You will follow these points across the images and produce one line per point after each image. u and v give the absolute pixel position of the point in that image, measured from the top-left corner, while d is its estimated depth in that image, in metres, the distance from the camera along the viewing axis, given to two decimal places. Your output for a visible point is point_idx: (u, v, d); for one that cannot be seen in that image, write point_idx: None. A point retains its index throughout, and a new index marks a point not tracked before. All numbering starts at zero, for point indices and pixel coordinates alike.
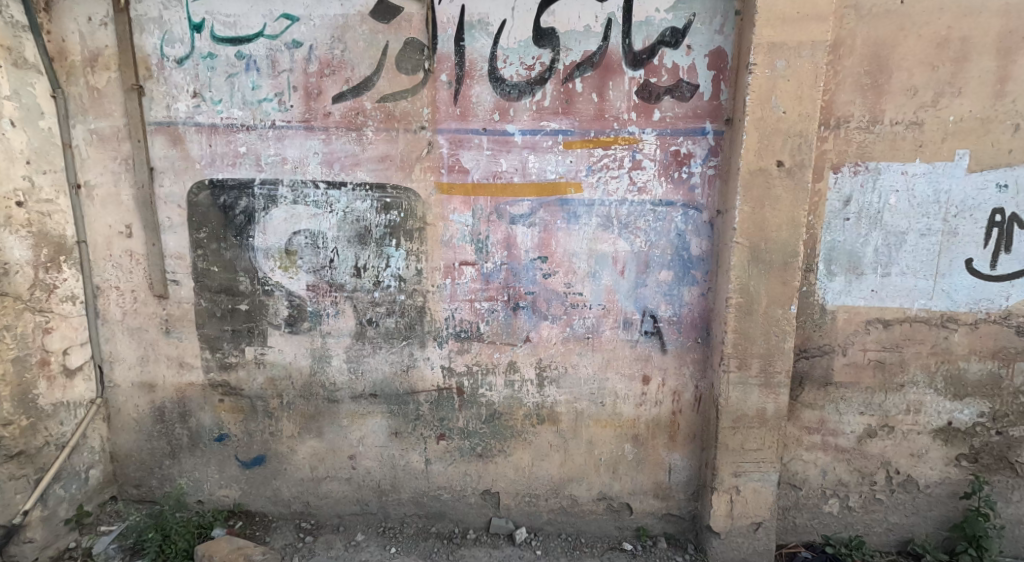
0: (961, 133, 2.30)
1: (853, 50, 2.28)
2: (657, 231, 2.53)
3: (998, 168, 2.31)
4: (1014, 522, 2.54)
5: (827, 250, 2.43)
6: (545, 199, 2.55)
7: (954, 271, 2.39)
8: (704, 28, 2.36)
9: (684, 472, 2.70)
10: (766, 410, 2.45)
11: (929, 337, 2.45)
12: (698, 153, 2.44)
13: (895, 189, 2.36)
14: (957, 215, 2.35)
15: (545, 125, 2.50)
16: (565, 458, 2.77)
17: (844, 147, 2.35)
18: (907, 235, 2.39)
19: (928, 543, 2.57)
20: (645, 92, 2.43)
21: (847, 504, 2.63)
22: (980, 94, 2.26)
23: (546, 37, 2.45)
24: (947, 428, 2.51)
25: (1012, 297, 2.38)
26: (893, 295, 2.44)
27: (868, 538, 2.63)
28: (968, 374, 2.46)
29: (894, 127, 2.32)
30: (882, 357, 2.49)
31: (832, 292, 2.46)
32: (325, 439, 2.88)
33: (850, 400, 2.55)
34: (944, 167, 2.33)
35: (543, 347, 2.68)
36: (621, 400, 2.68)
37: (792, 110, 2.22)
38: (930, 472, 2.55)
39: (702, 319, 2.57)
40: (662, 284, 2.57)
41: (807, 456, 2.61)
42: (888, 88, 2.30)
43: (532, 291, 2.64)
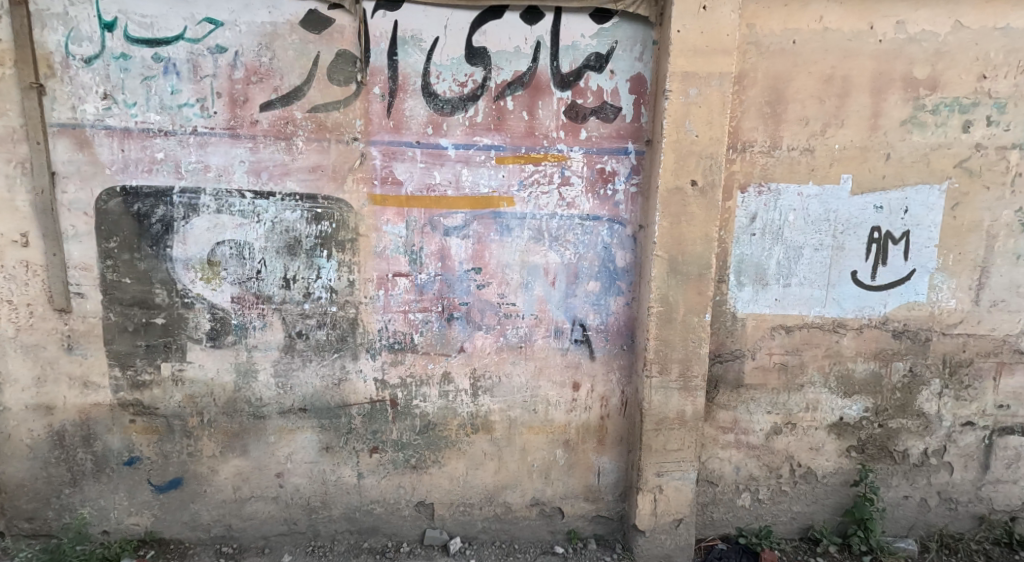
0: (845, 160, 2.60)
1: (755, 81, 2.53)
2: (585, 243, 2.66)
3: (875, 192, 2.62)
4: (896, 504, 2.86)
5: (736, 263, 2.66)
6: (478, 211, 2.62)
7: (843, 281, 2.68)
8: (626, 55, 2.53)
9: (612, 474, 2.82)
10: (685, 412, 2.62)
11: (824, 341, 2.73)
12: (621, 171, 2.60)
13: (793, 208, 2.63)
14: (844, 232, 2.65)
15: (477, 140, 2.57)
16: (499, 466, 2.81)
17: (749, 169, 2.59)
18: (803, 249, 2.66)
19: (825, 528, 2.84)
20: (572, 112, 2.56)
21: (757, 497, 2.85)
22: (860, 127, 2.58)
23: (477, 56, 2.53)
24: (839, 423, 2.79)
25: (889, 305, 2.70)
26: (793, 303, 2.70)
27: (775, 528, 2.87)
28: (856, 374, 2.76)
29: (791, 153, 2.59)
30: (785, 360, 2.74)
31: (741, 301, 2.69)
32: (250, 457, 2.76)
33: (759, 401, 2.77)
34: (833, 189, 2.62)
35: (477, 356, 2.73)
36: (552, 406, 2.77)
37: (703, 134, 2.43)
38: (827, 464, 2.82)
39: (627, 327, 2.72)
40: (590, 294, 2.69)
41: (722, 453, 2.81)
42: (785, 118, 2.56)
43: (466, 302, 2.69)
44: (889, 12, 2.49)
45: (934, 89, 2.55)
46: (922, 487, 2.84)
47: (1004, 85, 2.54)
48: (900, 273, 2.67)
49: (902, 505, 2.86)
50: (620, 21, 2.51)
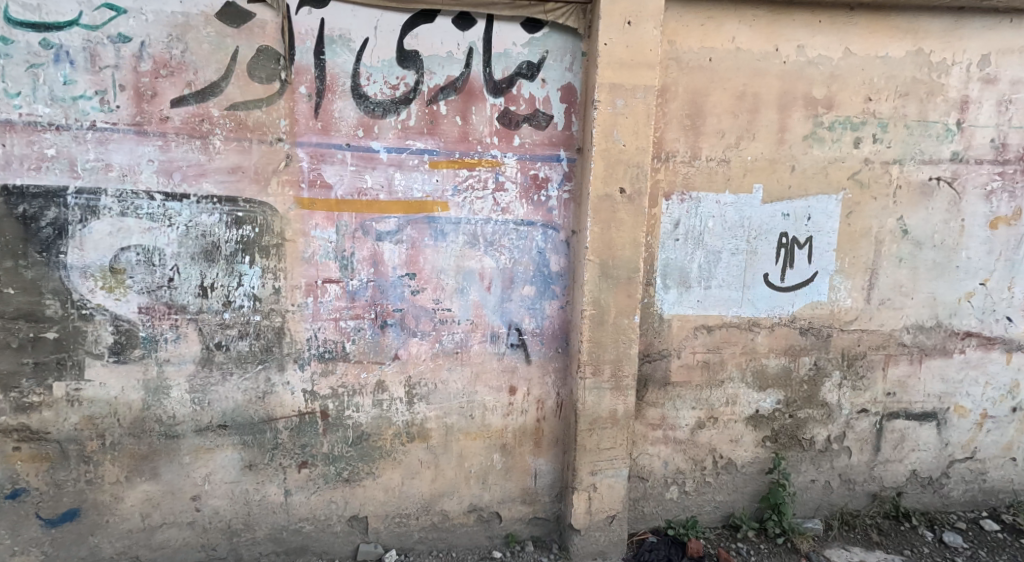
0: (757, 171, 2.81)
1: (676, 95, 2.69)
2: (520, 248, 2.69)
3: (783, 201, 2.86)
4: (804, 488, 3.11)
5: (662, 267, 2.80)
6: (412, 216, 2.58)
7: (757, 283, 2.90)
8: (556, 64, 2.60)
9: (548, 475, 2.86)
10: (617, 411, 2.71)
11: (741, 339, 2.92)
12: (554, 178, 2.66)
13: (712, 215, 2.81)
14: (757, 238, 2.86)
15: (410, 143, 2.54)
16: (435, 474, 2.77)
17: (672, 178, 2.75)
18: (722, 254, 2.84)
19: (744, 515, 3.05)
20: (506, 119, 2.59)
21: (684, 489, 3.01)
22: (769, 140, 2.80)
23: (409, 59, 2.50)
24: (756, 415, 3.00)
25: (797, 304, 2.94)
26: (713, 304, 2.87)
27: (700, 517, 3.04)
28: (769, 369, 2.98)
29: (709, 163, 2.77)
30: (707, 357, 2.91)
31: (667, 303, 2.83)
32: (162, 481, 2.55)
33: (684, 397, 2.93)
34: (747, 198, 2.82)
35: (412, 363, 2.68)
36: (489, 411, 2.77)
37: (630, 143, 2.54)
38: (745, 454, 3.02)
39: (561, 330, 2.77)
40: (525, 298, 2.73)
41: (651, 449, 2.94)
42: (704, 130, 2.74)
43: (400, 308, 2.63)
44: (792, 36, 2.73)
45: (830, 108, 2.82)
46: (826, 470, 3.11)
47: (886, 106, 2.86)
48: (805, 274, 2.92)
49: (809, 488, 3.12)
50: (550, 31, 2.57)
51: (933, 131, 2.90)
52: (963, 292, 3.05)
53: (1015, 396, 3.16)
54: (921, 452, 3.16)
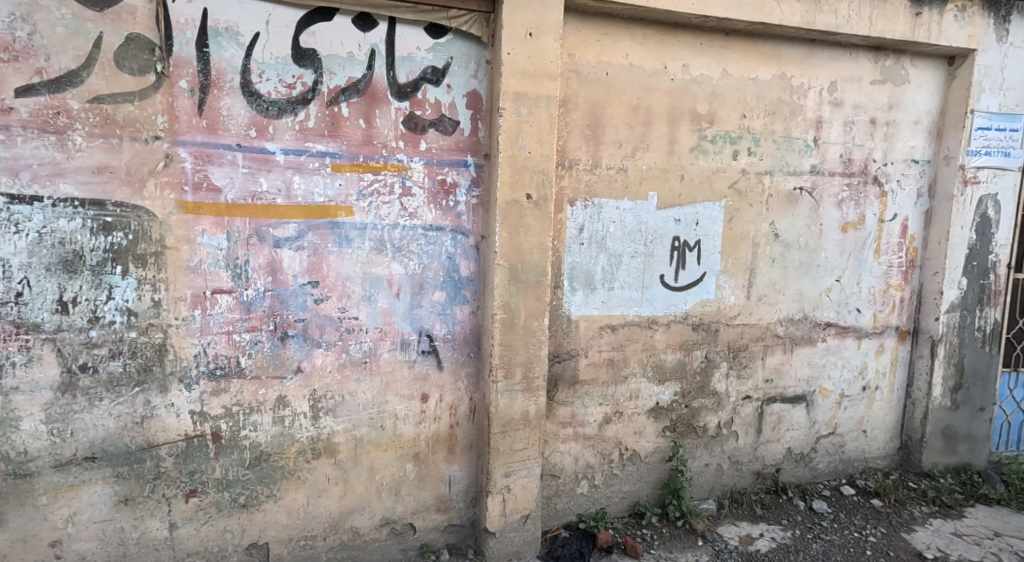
0: (651, 179, 3.02)
1: (577, 106, 2.83)
2: (429, 254, 2.66)
3: (676, 207, 3.09)
4: (699, 472, 3.37)
5: (569, 270, 2.93)
6: (313, 221, 2.46)
7: (655, 284, 3.11)
8: (461, 71, 2.60)
9: (462, 481, 2.85)
10: (528, 412, 2.76)
11: (642, 336, 3.13)
12: (462, 183, 2.66)
13: (612, 220, 2.98)
14: (653, 242, 3.07)
15: (309, 145, 2.42)
16: (344, 490, 2.65)
17: (576, 185, 2.88)
18: (623, 257, 3.02)
19: (648, 502, 3.25)
20: (411, 123, 2.55)
21: (593, 483, 3.15)
22: (661, 151, 3.01)
23: (306, 57, 2.38)
24: (656, 407, 3.22)
25: (689, 302, 3.19)
26: (617, 304, 3.05)
27: (609, 508, 3.20)
28: (667, 363, 3.21)
29: (609, 171, 2.94)
30: (611, 355, 3.08)
31: (575, 304, 2.96)
32: (10, 528, 2.19)
33: (592, 394, 3.07)
34: (643, 204, 3.02)
35: (317, 376, 2.54)
36: (400, 421, 2.70)
37: (535, 150, 2.61)
38: (647, 444, 3.23)
39: (473, 335, 2.77)
40: (436, 303, 2.70)
41: (563, 447, 3.06)
42: (603, 140, 2.90)
43: (302, 318, 2.49)
44: (678, 56, 2.97)
45: (712, 123, 3.09)
46: (717, 453, 3.39)
47: (758, 123, 3.19)
48: (696, 275, 3.18)
49: (703, 471, 3.38)
50: (454, 37, 2.57)
51: (796, 146, 3.29)
52: (823, 287, 3.47)
53: (865, 377, 3.65)
54: (794, 431, 3.54)
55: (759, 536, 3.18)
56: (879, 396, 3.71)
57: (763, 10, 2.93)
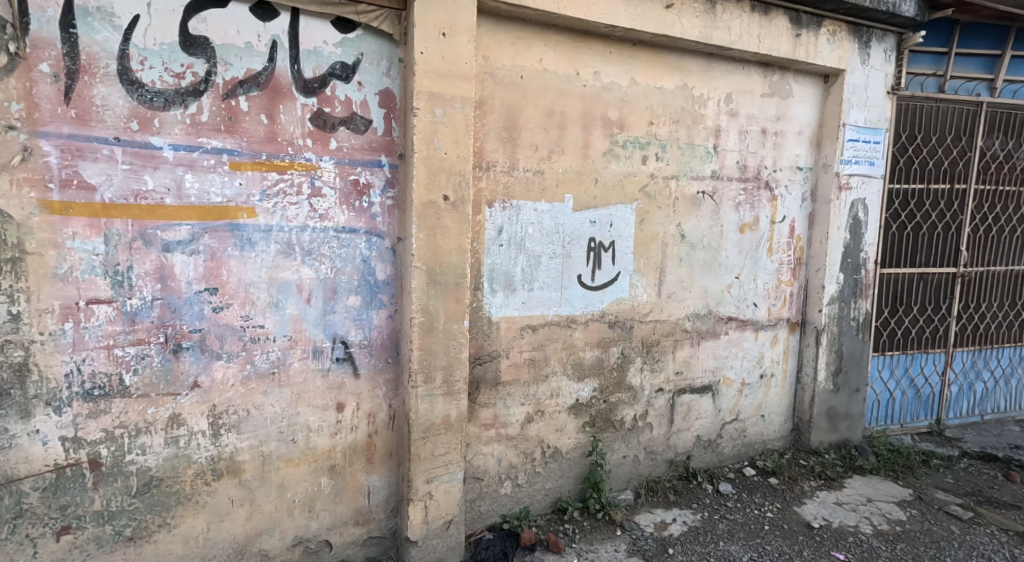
0: (567, 182, 3.09)
1: (493, 108, 2.84)
2: (342, 257, 2.55)
3: (591, 209, 3.18)
4: (617, 464, 3.50)
5: (489, 272, 2.94)
6: (209, 223, 2.28)
7: (572, 284, 3.19)
8: (372, 68, 2.52)
9: (382, 491, 2.76)
10: (450, 416, 2.74)
11: (561, 336, 3.20)
12: (377, 184, 2.58)
13: (531, 221, 3.02)
14: (570, 242, 3.14)
15: (203, 141, 2.24)
16: (251, 511, 2.48)
17: (494, 187, 2.90)
18: (541, 258, 3.07)
19: (569, 498, 3.34)
20: (320, 120, 2.44)
21: (517, 482, 3.19)
22: (576, 155, 3.10)
23: (196, 45, 2.20)
24: (576, 404, 3.31)
25: (605, 301, 3.30)
26: (537, 305, 3.10)
27: (532, 506, 3.25)
28: (586, 361, 3.30)
29: (526, 174, 2.97)
30: (532, 355, 3.13)
31: (495, 306, 2.98)
32: None
33: (513, 394, 3.10)
34: (560, 206, 3.09)
35: (218, 390, 2.36)
36: (314, 433, 2.57)
37: (451, 151, 2.59)
38: (568, 441, 3.32)
39: (391, 340, 2.70)
40: (351, 308, 2.59)
41: (486, 449, 3.07)
42: (520, 143, 2.93)
43: (198, 328, 2.30)
44: (589, 63, 3.06)
45: (622, 128, 3.22)
46: (634, 445, 3.54)
47: (664, 130, 3.36)
48: (611, 275, 3.30)
49: (621, 463, 3.52)
50: (364, 33, 2.49)
51: (698, 152, 3.50)
52: (725, 284, 3.72)
53: (762, 365, 3.95)
54: (702, 420, 3.77)
55: (672, 521, 3.34)
56: (774, 383, 4.03)
57: (665, 24, 3.10)
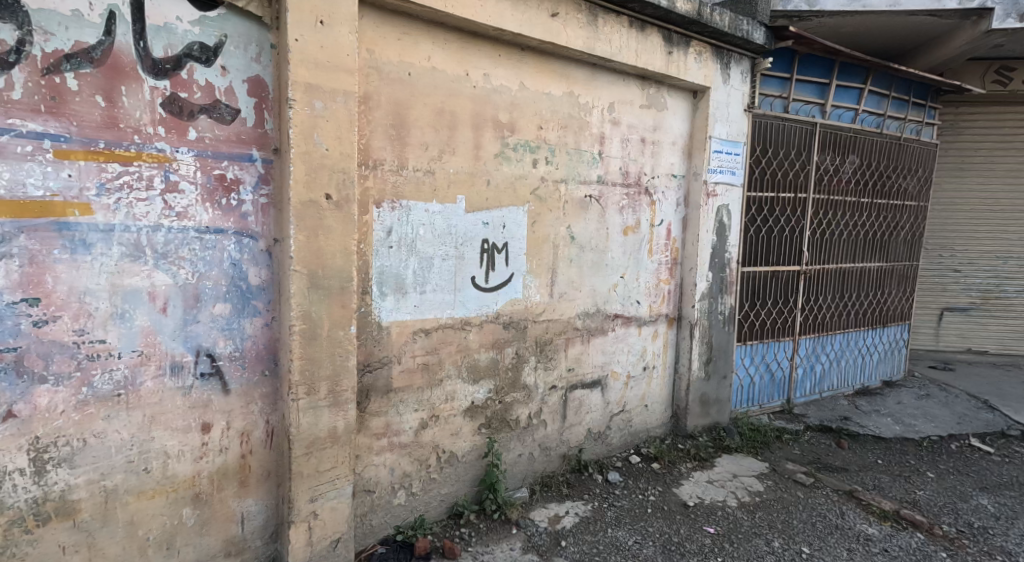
0: (458, 183, 3.05)
1: (379, 104, 2.72)
2: (206, 260, 2.30)
3: (483, 210, 3.17)
4: (513, 463, 3.52)
5: (378, 275, 2.81)
6: (27, 221, 1.94)
7: (466, 286, 3.15)
8: (238, 53, 2.30)
9: (258, 516, 2.55)
10: (337, 428, 2.60)
11: (456, 338, 3.15)
12: (247, 180, 2.36)
13: (422, 222, 2.94)
14: (463, 244, 3.10)
15: (16, 123, 1.89)
16: (90, 556, 2.16)
17: (382, 186, 2.77)
18: (434, 259, 3.00)
19: (466, 501, 3.30)
20: (174, 106, 2.18)
21: (411, 491, 3.09)
22: (467, 156, 3.06)
23: (4, 8, 1.85)
24: (471, 406, 3.28)
25: (500, 302, 3.31)
26: (430, 308, 3.02)
27: (427, 514, 3.17)
28: (481, 362, 3.28)
29: (416, 173, 2.89)
30: (426, 360, 3.04)
31: (385, 310, 2.85)
32: None
33: (406, 401, 3.00)
34: (452, 207, 3.03)
35: (43, 418, 2.01)
36: (173, 460, 2.29)
37: (333, 147, 2.45)
38: (464, 444, 3.28)
39: (267, 350, 2.48)
40: (218, 317, 2.35)
41: (377, 460, 2.93)
42: (409, 141, 2.84)
43: (14, 347, 1.95)
44: (478, 64, 3.04)
45: (513, 131, 3.24)
46: (529, 443, 3.58)
47: (553, 134, 3.43)
48: (504, 276, 3.31)
49: (516, 462, 3.54)
50: (227, 13, 2.25)
51: (585, 157, 3.62)
52: (611, 284, 3.88)
53: (646, 359, 4.18)
54: (592, 414, 3.90)
55: (565, 514, 3.42)
56: (656, 375, 4.28)
57: (551, 32, 3.16)
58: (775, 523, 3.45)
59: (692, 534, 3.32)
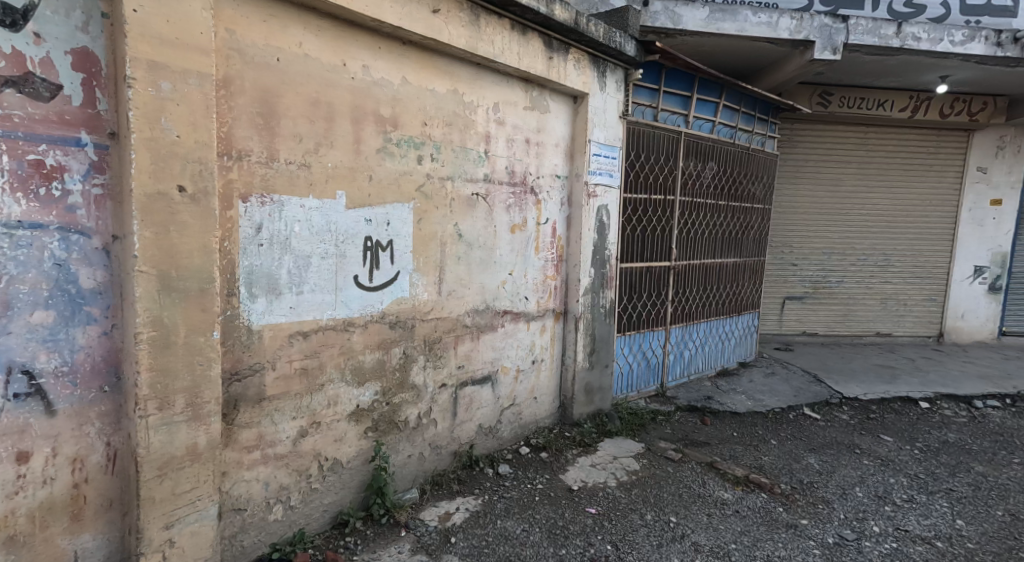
0: (338, 178, 2.89)
1: (243, 90, 2.50)
2: (19, 260, 1.97)
3: (365, 207, 3.03)
4: (402, 464, 3.43)
5: (246, 275, 2.58)
6: None
7: (348, 285, 3.00)
8: (58, 19, 1.98)
9: (99, 552, 2.24)
10: (197, 444, 2.36)
11: (338, 340, 2.99)
12: (74, 167, 2.05)
13: (297, 219, 2.74)
14: (343, 242, 2.95)
15: None
16: None
17: (248, 179, 2.55)
18: (311, 258, 2.82)
19: (352, 509, 3.16)
20: None
21: (289, 504, 2.89)
22: (346, 149, 2.91)
23: None
24: (356, 410, 3.13)
25: (385, 301, 3.20)
26: (307, 309, 2.83)
27: (308, 527, 2.99)
28: (366, 365, 3.15)
29: (288, 166, 2.69)
30: (304, 364, 2.85)
31: (255, 313, 2.63)
32: None
33: (282, 410, 2.79)
34: (330, 203, 2.87)
35: None
36: None
37: (185, 135, 2.20)
38: (349, 450, 3.13)
39: (106, 363, 2.18)
40: (37, 327, 2.02)
41: (249, 475, 2.70)
42: (278, 132, 2.64)
43: None
44: (356, 55, 2.90)
45: (396, 127, 3.14)
46: (418, 443, 3.51)
47: (437, 131, 3.37)
48: (390, 274, 3.20)
49: (406, 463, 3.45)
50: None
51: (471, 156, 3.60)
52: (499, 281, 3.91)
53: (534, 353, 4.28)
54: (482, 410, 3.91)
55: (456, 510, 3.40)
56: (544, 367, 4.40)
57: (433, 28, 3.11)
58: (648, 498, 3.70)
59: (576, 516, 3.46)
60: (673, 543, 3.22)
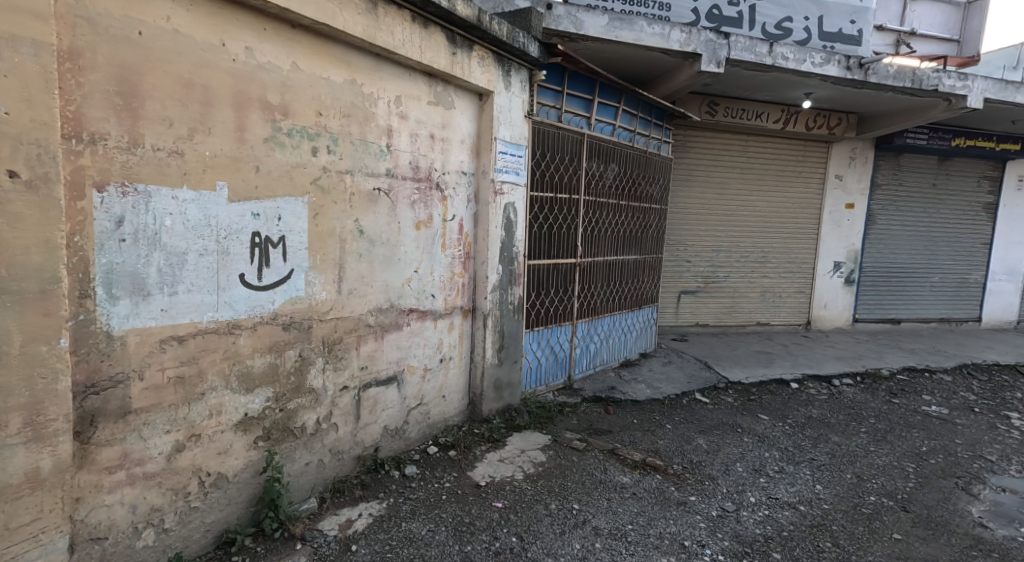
0: (218, 167, 2.64)
1: (95, 64, 2.19)
2: None
3: (251, 201, 2.80)
4: (299, 473, 3.22)
5: (104, 274, 2.28)
6: None
7: (233, 284, 2.76)
8: None
9: None
10: (39, 469, 2.07)
11: (221, 345, 2.74)
12: None
13: (168, 212, 2.47)
14: (226, 237, 2.70)
15: None
16: None
17: (105, 165, 2.25)
18: (187, 255, 2.55)
19: (239, 526, 2.92)
20: None
21: (162, 528, 2.61)
22: (227, 136, 2.66)
23: None
24: (244, 419, 2.89)
25: (276, 302, 2.97)
26: (182, 312, 2.56)
27: (187, 550, 2.72)
28: (255, 370, 2.91)
29: (156, 153, 2.40)
30: (180, 373, 2.58)
31: (117, 317, 2.33)
32: None
33: (153, 424, 2.51)
34: (209, 195, 2.61)
35: None
36: None
37: (17, 112, 1.91)
38: (236, 463, 2.88)
39: None
40: None
41: (111, 499, 2.39)
42: (142, 113, 2.35)
43: None
44: (237, 35, 2.66)
45: (286, 115, 2.92)
46: (317, 450, 3.31)
47: (334, 122, 3.19)
48: (282, 272, 2.99)
49: (303, 472, 3.24)
50: None
51: (372, 149, 3.45)
52: (404, 278, 3.79)
53: (441, 351, 4.20)
54: (387, 411, 3.77)
55: (358, 517, 3.26)
56: (452, 365, 4.33)
57: (326, 12, 2.93)
58: (553, 488, 3.75)
59: (482, 512, 3.43)
60: (573, 529, 3.29)
